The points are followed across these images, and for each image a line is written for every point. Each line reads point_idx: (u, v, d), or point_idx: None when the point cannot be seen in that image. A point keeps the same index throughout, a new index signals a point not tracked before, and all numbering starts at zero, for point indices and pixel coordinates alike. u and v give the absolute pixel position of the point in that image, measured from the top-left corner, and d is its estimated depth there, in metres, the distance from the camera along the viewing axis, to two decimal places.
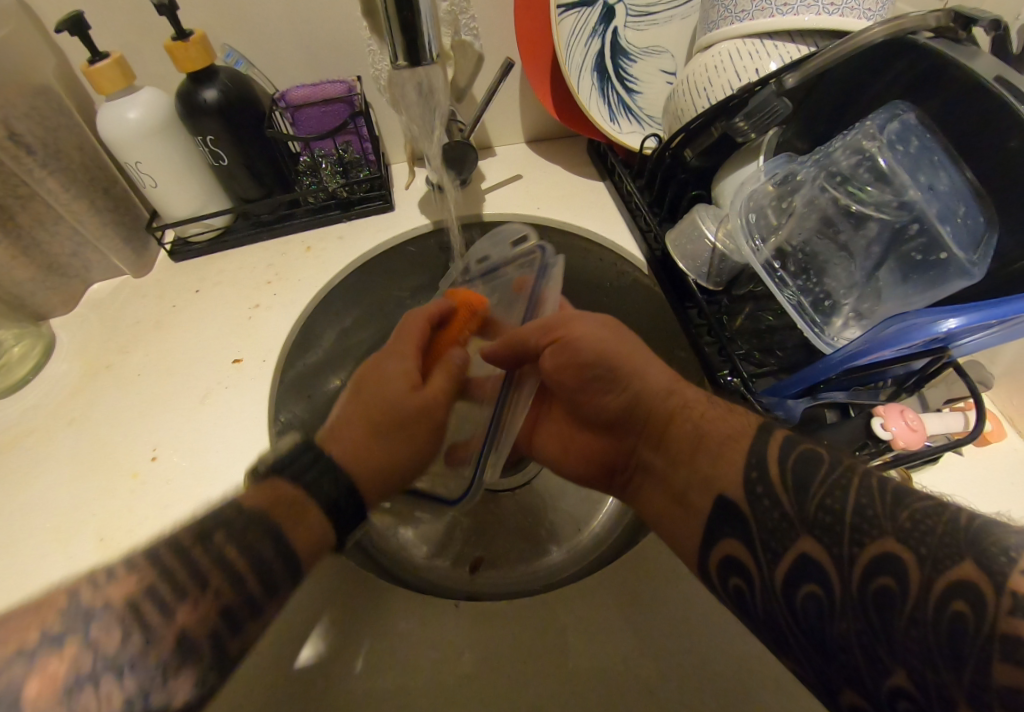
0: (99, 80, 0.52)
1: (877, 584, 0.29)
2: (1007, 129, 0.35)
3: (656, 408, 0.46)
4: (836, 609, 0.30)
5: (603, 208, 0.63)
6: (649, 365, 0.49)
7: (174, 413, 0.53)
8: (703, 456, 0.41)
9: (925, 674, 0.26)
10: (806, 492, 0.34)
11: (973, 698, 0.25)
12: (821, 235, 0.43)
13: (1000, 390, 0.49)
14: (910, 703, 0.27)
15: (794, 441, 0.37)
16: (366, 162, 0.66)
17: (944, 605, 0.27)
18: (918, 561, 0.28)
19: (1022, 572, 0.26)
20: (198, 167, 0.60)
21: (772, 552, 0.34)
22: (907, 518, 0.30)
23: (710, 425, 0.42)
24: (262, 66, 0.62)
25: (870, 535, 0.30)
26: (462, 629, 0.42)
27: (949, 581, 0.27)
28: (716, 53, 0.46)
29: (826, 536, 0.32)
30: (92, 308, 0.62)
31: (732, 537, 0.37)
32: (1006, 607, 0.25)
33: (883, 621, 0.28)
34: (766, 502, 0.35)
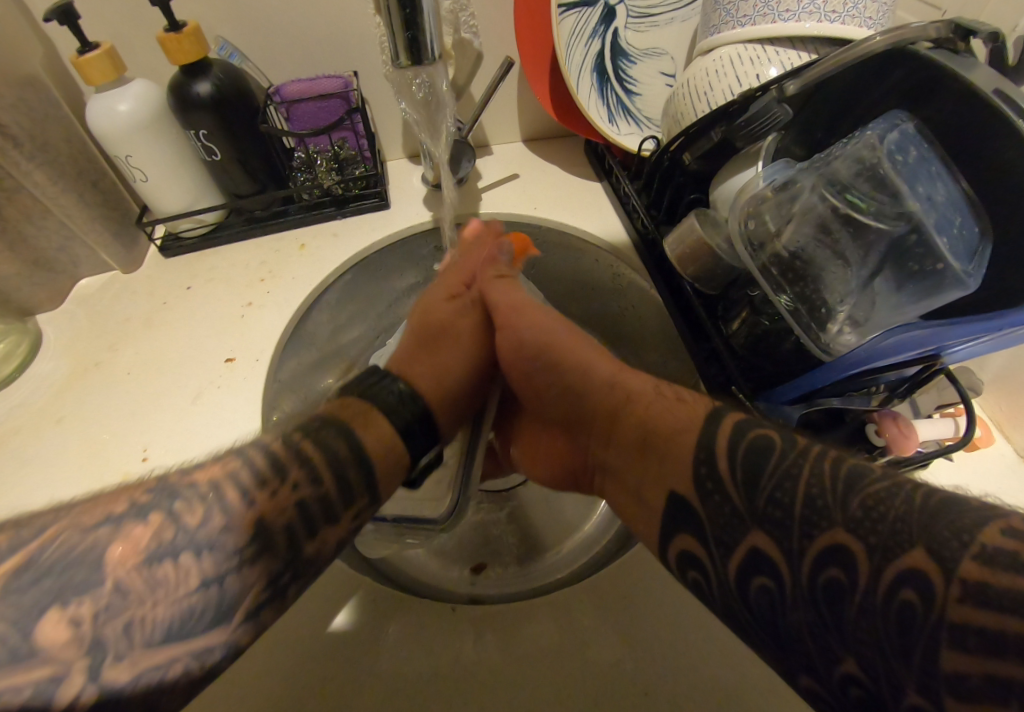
0: (89, 71, 0.51)
1: (826, 576, 0.28)
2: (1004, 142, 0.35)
3: (602, 403, 0.47)
4: (787, 602, 0.30)
5: (600, 210, 0.63)
6: (594, 352, 0.49)
7: (165, 413, 0.52)
8: (651, 453, 0.41)
9: (876, 662, 0.26)
10: (754, 488, 0.33)
11: (924, 688, 0.24)
12: (818, 242, 0.43)
13: (989, 397, 0.50)
14: (861, 691, 0.27)
15: (746, 432, 0.36)
16: (360, 159, 0.65)
17: (893, 595, 0.26)
18: (868, 552, 0.27)
19: (974, 557, 0.25)
20: (190, 161, 0.59)
21: (725, 546, 0.34)
22: (860, 505, 0.29)
23: (658, 418, 0.42)
24: (256, 60, 0.61)
25: (820, 525, 0.29)
26: (455, 633, 0.42)
27: (899, 569, 0.26)
28: (717, 58, 0.46)
29: (777, 530, 0.31)
30: (80, 304, 0.61)
31: (688, 530, 0.37)
32: (957, 596, 0.24)
33: (834, 613, 0.28)
34: (717, 499, 0.35)
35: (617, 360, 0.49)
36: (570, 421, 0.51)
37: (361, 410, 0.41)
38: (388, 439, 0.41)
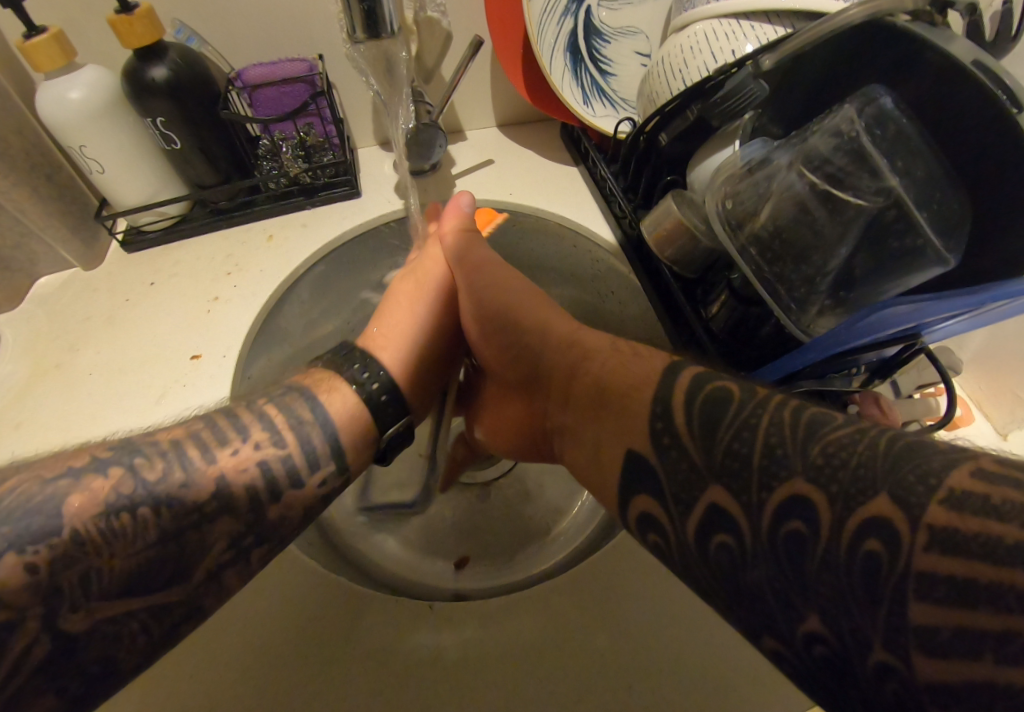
0: (36, 56, 0.48)
1: (788, 529, 0.27)
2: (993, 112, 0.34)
3: (556, 361, 0.47)
4: (746, 560, 0.28)
5: (576, 194, 0.61)
6: (550, 317, 0.50)
7: (128, 413, 0.50)
8: (607, 407, 0.40)
9: (839, 618, 0.25)
10: (712, 439, 0.32)
11: (889, 642, 0.23)
12: (796, 221, 0.40)
13: (971, 375, 0.50)
14: (825, 650, 0.25)
15: (707, 382, 0.35)
16: (329, 146, 0.63)
17: (858, 546, 0.25)
18: (830, 501, 0.26)
19: (941, 502, 0.24)
20: (150, 151, 0.56)
21: (683, 503, 0.32)
22: (819, 452, 0.28)
23: (618, 370, 0.41)
24: (216, 44, 0.58)
25: (778, 476, 0.28)
26: (433, 628, 0.40)
27: (864, 518, 0.25)
28: (692, 34, 0.45)
29: (733, 482, 0.30)
30: (39, 304, 0.58)
31: (644, 492, 0.35)
32: (923, 543, 0.23)
33: (795, 568, 0.26)
34: (674, 454, 0.34)
35: (573, 325, 0.48)
36: (523, 386, 0.51)
37: (327, 378, 0.45)
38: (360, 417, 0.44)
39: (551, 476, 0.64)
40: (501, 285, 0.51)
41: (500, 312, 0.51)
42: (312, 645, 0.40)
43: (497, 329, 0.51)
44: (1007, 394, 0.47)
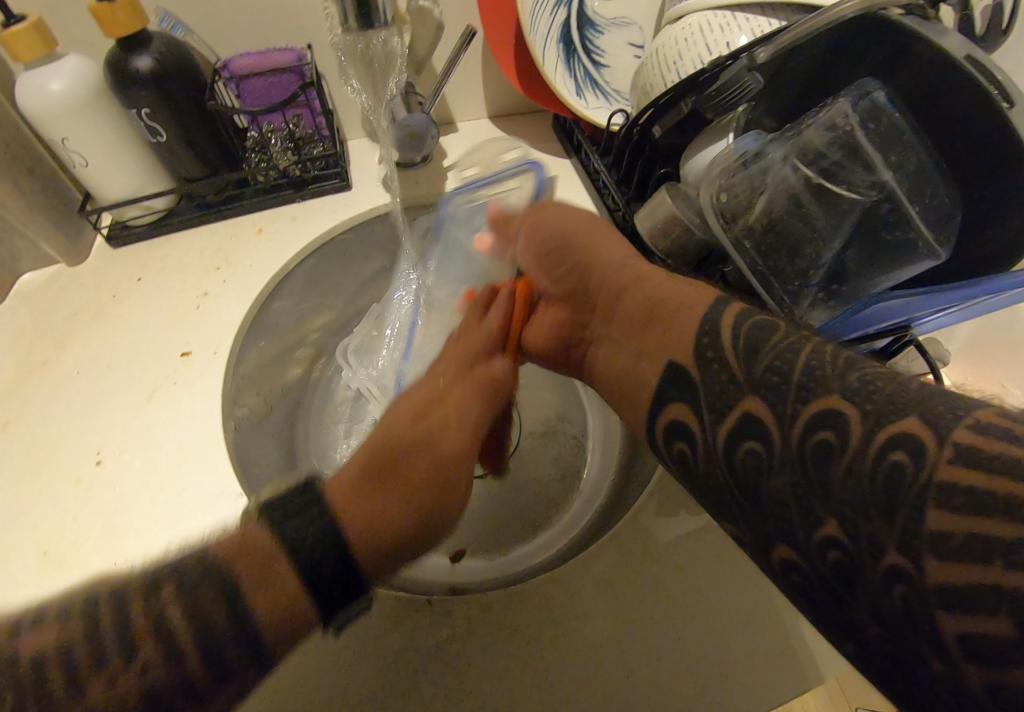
0: (15, 45, 0.47)
1: (817, 438, 0.28)
2: (989, 112, 0.35)
3: (605, 274, 0.48)
4: (774, 465, 0.30)
5: (570, 187, 0.61)
6: (602, 239, 0.50)
7: (118, 412, 0.49)
8: (652, 321, 0.41)
9: (858, 523, 0.26)
10: (755, 356, 0.33)
11: (904, 541, 0.24)
12: (789, 214, 0.41)
13: (957, 367, 0.51)
14: (840, 554, 0.26)
15: (750, 314, 0.36)
16: (318, 138, 0.61)
17: (883, 457, 0.26)
18: (862, 417, 0.27)
19: (969, 427, 0.24)
20: (135, 143, 0.55)
21: (717, 414, 0.34)
22: (858, 377, 0.29)
23: (661, 294, 0.42)
24: (202, 33, 0.57)
25: (815, 392, 0.29)
26: (427, 621, 0.40)
27: (894, 432, 0.26)
28: (685, 26, 0.45)
29: (771, 394, 0.31)
30: (22, 300, 0.57)
31: (682, 403, 0.36)
32: (948, 456, 0.24)
33: (820, 475, 0.28)
34: (715, 367, 0.35)
35: (625, 246, 0.50)
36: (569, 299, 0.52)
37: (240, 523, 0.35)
38: (252, 533, 0.33)
39: (547, 468, 0.64)
40: (558, 219, 0.53)
41: (552, 243, 0.53)
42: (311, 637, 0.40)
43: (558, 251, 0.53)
44: (993, 384, 0.48)
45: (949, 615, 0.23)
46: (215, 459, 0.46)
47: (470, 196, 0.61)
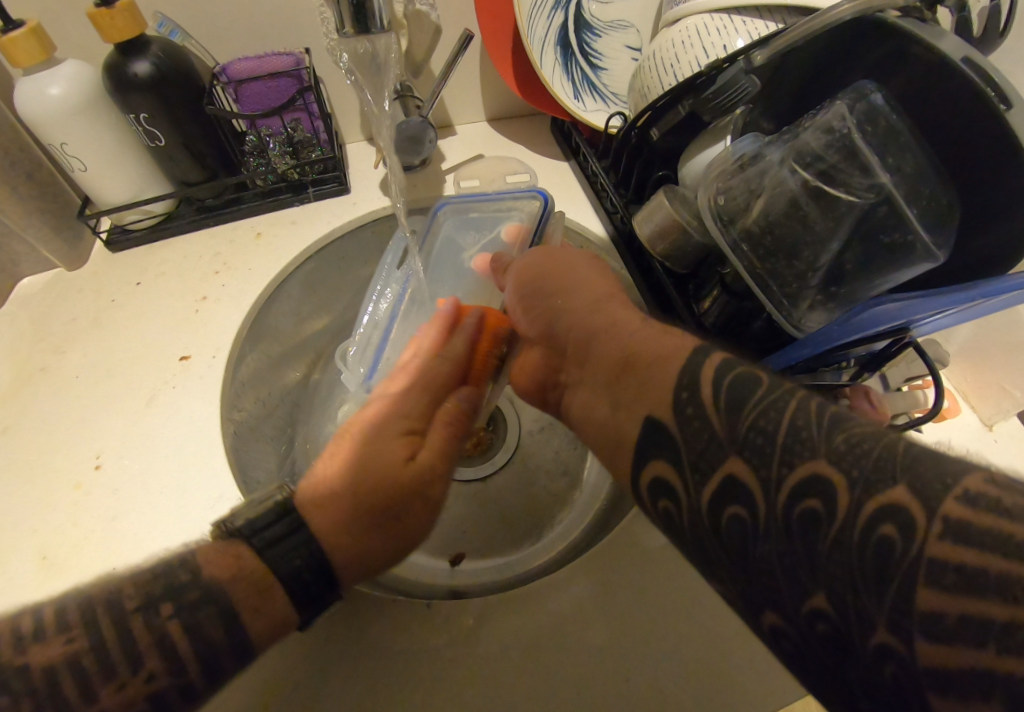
0: (13, 51, 0.47)
1: (803, 507, 0.26)
2: (977, 112, 0.35)
3: (577, 322, 0.44)
4: (760, 534, 0.27)
5: (568, 190, 0.61)
6: (585, 280, 0.46)
7: (117, 417, 0.49)
8: (628, 378, 0.37)
9: (845, 598, 0.24)
10: (736, 415, 0.30)
11: (892, 625, 0.22)
12: (787, 216, 0.40)
13: (956, 368, 0.51)
14: (828, 627, 0.24)
15: (731, 366, 0.33)
16: (317, 143, 0.62)
17: (871, 530, 0.23)
18: (848, 482, 0.25)
19: (957, 498, 0.22)
20: (133, 147, 0.55)
21: (701, 472, 0.31)
22: (844, 439, 0.26)
23: (638, 346, 0.38)
24: (200, 38, 0.57)
25: (801, 455, 0.27)
26: (428, 625, 0.40)
27: (881, 504, 0.24)
28: (682, 29, 0.45)
29: (756, 458, 0.28)
30: (21, 305, 0.57)
31: (661, 459, 0.33)
32: (937, 531, 0.22)
33: (806, 545, 0.25)
34: (696, 424, 0.32)
35: (609, 289, 0.46)
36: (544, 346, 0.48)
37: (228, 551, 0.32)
38: (237, 550, 0.32)
39: (547, 471, 0.64)
40: (546, 255, 0.49)
41: (541, 274, 0.48)
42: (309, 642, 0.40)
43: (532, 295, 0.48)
44: (992, 386, 0.48)
45: (943, 699, 0.21)
46: (213, 464, 0.46)
47: (464, 208, 0.59)
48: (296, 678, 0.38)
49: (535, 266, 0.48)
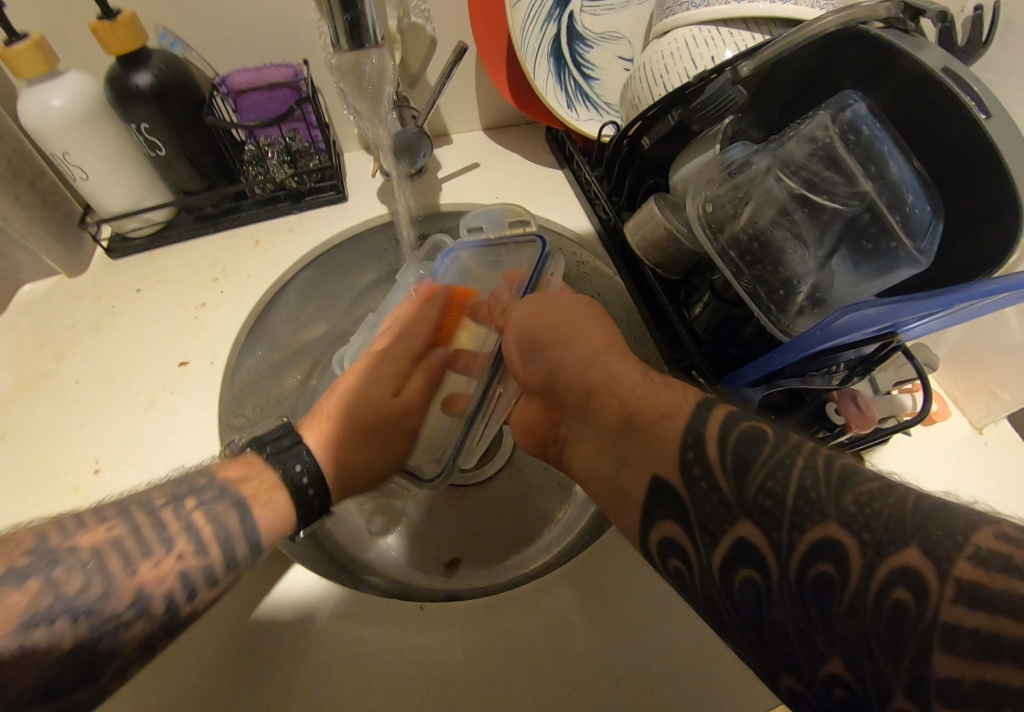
0: (18, 63, 0.48)
1: (815, 573, 0.25)
2: (949, 122, 0.37)
3: (577, 377, 0.42)
4: (773, 598, 0.26)
5: (562, 197, 0.62)
6: (580, 328, 0.45)
7: (116, 422, 0.50)
8: (629, 433, 0.36)
9: (863, 664, 0.23)
10: (745, 475, 0.29)
11: (910, 690, 0.22)
12: (775, 224, 0.42)
13: (946, 372, 0.51)
14: (846, 693, 0.24)
15: (739, 419, 0.32)
16: (315, 151, 0.63)
17: (884, 595, 0.23)
18: (861, 549, 0.24)
19: (969, 559, 0.22)
20: (135, 156, 0.56)
21: (711, 534, 0.30)
22: (853, 500, 0.25)
23: (642, 403, 0.36)
24: (199, 49, 0.58)
25: (811, 517, 0.26)
26: (421, 629, 0.40)
27: (893, 569, 0.23)
28: (672, 40, 0.46)
29: (766, 522, 0.27)
30: (23, 312, 0.58)
31: (673, 518, 0.32)
32: (950, 596, 0.22)
33: (819, 608, 0.25)
34: (703, 486, 0.30)
35: (607, 338, 0.44)
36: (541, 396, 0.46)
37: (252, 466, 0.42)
38: (254, 467, 0.42)
39: (543, 476, 0.65)
40: (540, 302, 0.48)
41: (534, 326, 0.46)
42: (299, 641, 0.40)
43: (527, 348, 0.46)
44: (981, 390, 0.48)
45: None
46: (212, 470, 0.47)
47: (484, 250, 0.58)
48: (289, 687, 0.38)
49: (533, 316, 0.46)
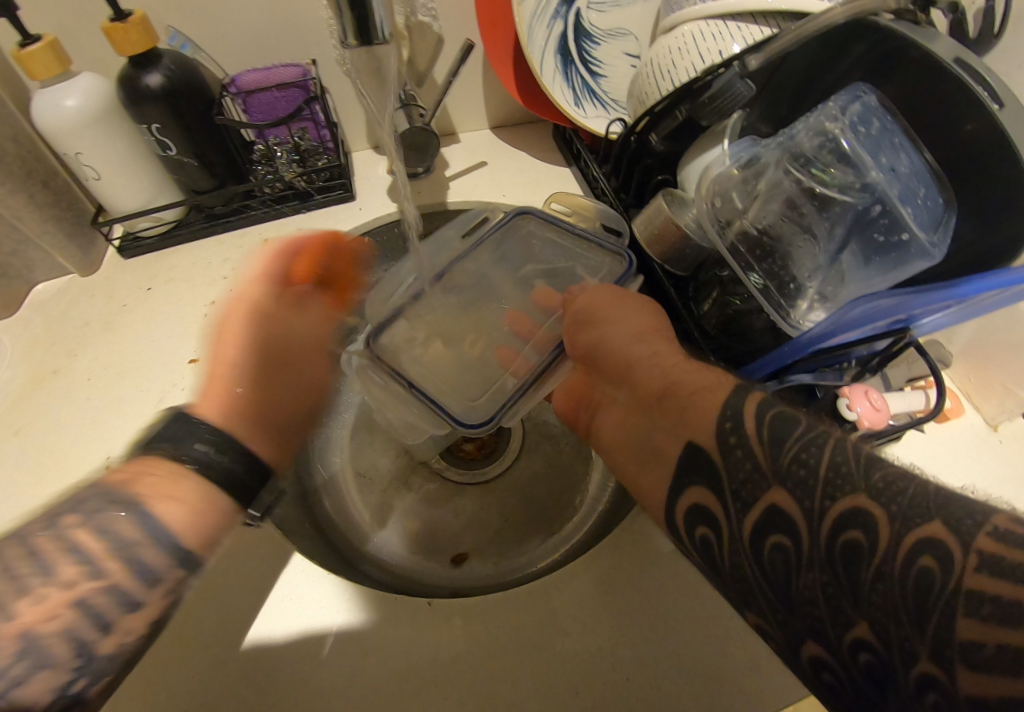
0: (31, 65, 0.48)
1: (846, 541, 0.25)
2: (962, 114, 0.35)
3: (619, 358, 0.42)
4: (803, 562, 0.27)
5: (569, 195, 0.62)
6: (628, 309, 0.44)
7: (127, 418, 0.50)
8: (667, 405, 0.37)
9: (888, 627, 0.23)
10: (779, 447, 0.29)
11: (936, 654, 0.22)
12: (786, 218, 0.42)
13: (958, 368, 0.50)
14: (872, 657, 0.24)
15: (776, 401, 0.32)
16: (324, 151, 0.63)
17: (912, 563, 0.23)
18: (889, 519, 0.24)
19: (988, 535, 0.22)
20: (146, 157, 0.57)
21: (744, 501, 0.30)
22: (881, 478, 0.26)
23: (682, 378, 0.37)
24: (209, 50, 0.58)
25: (842, 489, 0.26)
26: (426, 623, 0.40)
27: (919, 538, 0.23)
28: (679, 35, 0.46)
29: (799, 489, 0.27)
30: (36, 310, 0.58)
31: (704, 486, 0.32)
32: (973, 565, 0.22)
33: (849, 576, 0.25)
34: (739, 454, 0.31)
35: (652, 319, 0.44)
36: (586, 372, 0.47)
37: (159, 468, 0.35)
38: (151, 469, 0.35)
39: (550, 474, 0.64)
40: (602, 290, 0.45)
41: (587, 308, 0.45)
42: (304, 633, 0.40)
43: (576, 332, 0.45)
44: (995, 386, 0.48)
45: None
46: None
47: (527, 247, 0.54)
48: (296, 681, 0.39)
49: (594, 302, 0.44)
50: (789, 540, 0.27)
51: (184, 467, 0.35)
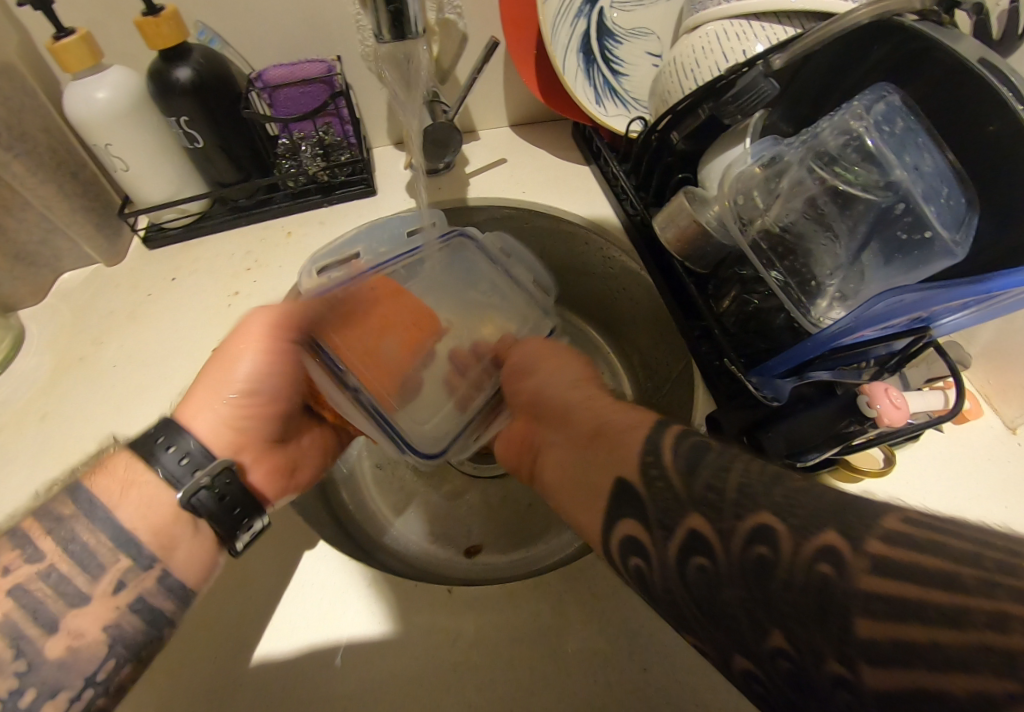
0: (65, 57, 0.49)
1: (755, 554, 0.26)
2: (987, 115, 0.36)
3: (558, 399, 0.44)
4: (783, 580, 0.25)
5: (588, 193, 0.63)
6: (560, 360, 0.48)
7: (153, 404, 0.51)
8: (596, 446, 0.39)
9: (836, 645, 0.23)
10: (693, 476, 0.31)
11: (842, 653, 0.23)
12: (807, 217, 0.43)
13: (978, 370, 0.50)
14: (789, 665, 0.24)
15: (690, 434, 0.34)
16: (347, 145, 0.64)
17: (812, 569, 0.24)
18: (788, 531, 0.26)
19: (886, 534, 0.23)
20: (172, 149, 0.58)
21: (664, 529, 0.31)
22: (783, 493, 0.27)
23: (613, 418, 0.39)
24: (237, 45, 0.60)
25: (747, 507, 0.28)
26: (440, 611, 0.41)
27: (817, 544, 0.25)
28: (702, 34, 0.46)
29: (712, 513, 0.29)
30: (62, 298, 0.60)
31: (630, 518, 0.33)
32: (864, 565, 0.23)
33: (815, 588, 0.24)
34: (659, 486, 0.32)
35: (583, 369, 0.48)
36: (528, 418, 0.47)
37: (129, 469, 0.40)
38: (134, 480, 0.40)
39: None
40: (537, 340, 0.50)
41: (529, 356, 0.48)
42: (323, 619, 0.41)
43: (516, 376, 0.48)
44: (1015, 388, 0.48)
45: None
46: None
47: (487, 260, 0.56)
48: (300, 670, 0.39)
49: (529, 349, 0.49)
50: (722, 542, 0.28)
51: (160, 478, 0.40)
